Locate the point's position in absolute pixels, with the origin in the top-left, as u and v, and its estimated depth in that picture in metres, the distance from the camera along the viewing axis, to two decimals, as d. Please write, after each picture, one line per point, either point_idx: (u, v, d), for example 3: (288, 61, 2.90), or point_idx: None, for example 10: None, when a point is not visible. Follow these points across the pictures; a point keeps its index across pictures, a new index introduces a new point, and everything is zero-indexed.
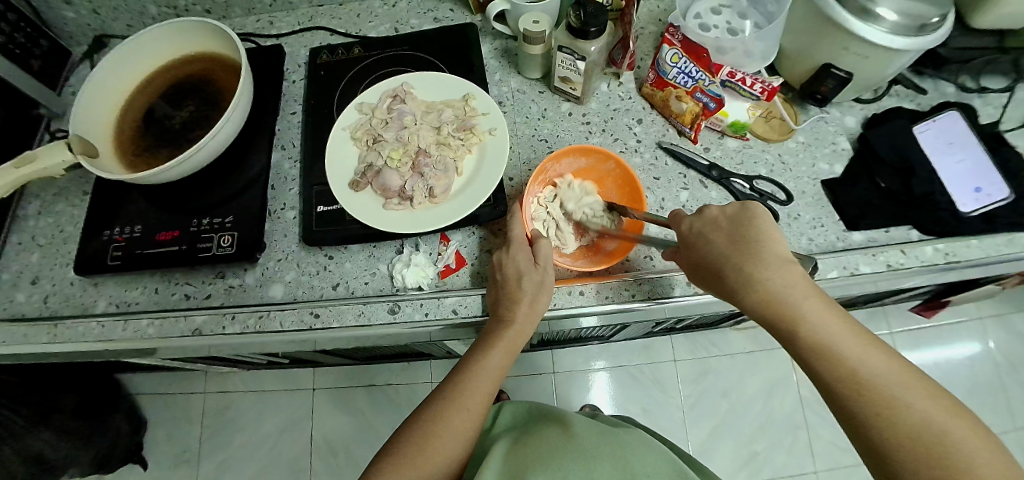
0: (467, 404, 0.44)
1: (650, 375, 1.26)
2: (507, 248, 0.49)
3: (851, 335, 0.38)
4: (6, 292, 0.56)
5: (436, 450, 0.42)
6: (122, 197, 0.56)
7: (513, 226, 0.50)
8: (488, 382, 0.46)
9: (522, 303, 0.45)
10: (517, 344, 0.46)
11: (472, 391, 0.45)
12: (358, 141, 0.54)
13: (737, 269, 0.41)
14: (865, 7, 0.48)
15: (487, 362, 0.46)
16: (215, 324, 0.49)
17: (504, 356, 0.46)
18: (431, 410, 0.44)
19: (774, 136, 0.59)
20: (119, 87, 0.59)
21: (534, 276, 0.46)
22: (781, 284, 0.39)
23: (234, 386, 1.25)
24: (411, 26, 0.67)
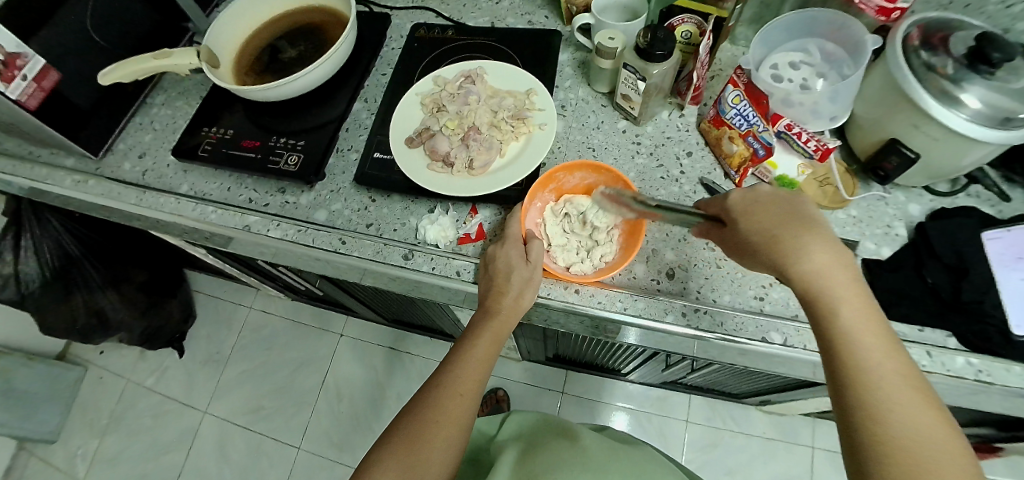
0: (457, 388, 0.48)
1: (658, 429, 1.22)
2: (500, 245, 0.51)
3: (875, 336, 0.35)
4: (120, 159, 0.68)
5: (432, 434, 0.44)
6: (225, 106, 0.66)
7: (512, 223, 0.52)
8: (476, 368, 0.49)
9: (507, 294, 0.49)
10: (502, 332, 0.50)
11: (460, 375, 0.48)
12: (425, 106, 0.60)
13: (778, 241, 0.39)
14: (947, 90, 0.47)
15: (474, 347, 0.50)
16: (264, 225, 0.58)
17: (490, 344, 0.50)
18: (428, 392, 0.48)
19: (824, 201, 0.58)
20: (256, 17, 0.69)
21: (522, 272, 0.49)
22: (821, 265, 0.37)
23: (275, 309, 1.38)
24: (506, 23, 0.72)
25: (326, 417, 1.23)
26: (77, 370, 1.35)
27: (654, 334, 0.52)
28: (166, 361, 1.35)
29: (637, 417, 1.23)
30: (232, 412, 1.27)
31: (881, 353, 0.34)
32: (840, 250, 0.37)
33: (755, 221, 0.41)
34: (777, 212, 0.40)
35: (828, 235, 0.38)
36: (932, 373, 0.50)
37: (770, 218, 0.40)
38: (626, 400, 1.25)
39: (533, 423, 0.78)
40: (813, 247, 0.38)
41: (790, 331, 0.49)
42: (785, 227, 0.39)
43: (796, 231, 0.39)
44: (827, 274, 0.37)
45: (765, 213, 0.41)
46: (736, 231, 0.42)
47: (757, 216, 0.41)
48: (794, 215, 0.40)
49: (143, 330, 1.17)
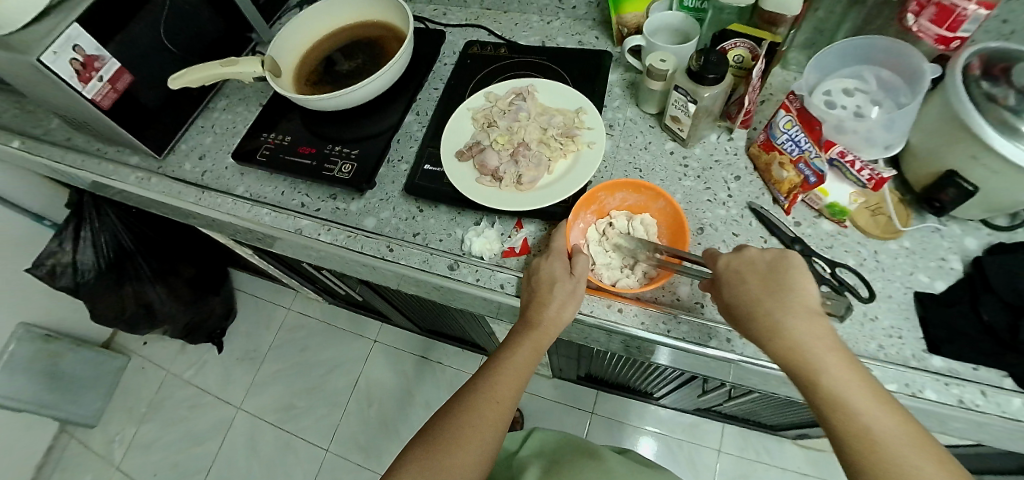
0: (494, 394, 0.48)
1: (688, 456, 1.19)
2: (543, 257, 0.53)
3: (871, 406, 0.34)
4: (181, 159, 0.71)
5: (468, 437, 0.45)
6: (283, 113, 0.69)
7: (557, 238, 0.53)
8: (514, 376, 0.50)
9: (549, 306, 0.49)
10: (542, 343, 0.50)
11: (498, 383, 0.49)
12: (476, 121, 0.62)
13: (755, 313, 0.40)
14: (1007, 120, 0.45)
15: (515, 356, 0.50)
16: (316, 230, 0.60)
17: (530, 353, 0.51)
18: (465, 396, 0.49)
19: (876, 231, 0.57)
20: (316, 30, 0.73)
21: (565, 285, 0.50)
22: (803, 334, 0.37)
23: (315, 312, 1.41)
24: (557, 42, 0.73)
25: (352, 419, 1.24)
26: (121, 359, 1.41)
27: (697, 358, 0.52)
28: (203, 355, 1.40)
29: (665, 441, 1.21)
30: (261, 409, 1.30)
31: (883, 427, 0.33)
32: (818, 315, 0.38)
33: (735, 293, 0.42)
34: (754, 281, 0.42)
35: (805, 299, 0.39)
36: (988, 415, 0.47)
37: (747, 290, 0.41)
38: (656, 424, 1.23)
39: (551, 440, 0.79)
40: (790, 318, 0.38)
41: None
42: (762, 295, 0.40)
43: (773, 300, 0.39)
44: (811, 346, 0.37)
45: (744, 284, 0.42)
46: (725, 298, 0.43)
47: (737, 286, 0.42)
48: (770, 279, 0.41)
49: (184, 323, 1.22)
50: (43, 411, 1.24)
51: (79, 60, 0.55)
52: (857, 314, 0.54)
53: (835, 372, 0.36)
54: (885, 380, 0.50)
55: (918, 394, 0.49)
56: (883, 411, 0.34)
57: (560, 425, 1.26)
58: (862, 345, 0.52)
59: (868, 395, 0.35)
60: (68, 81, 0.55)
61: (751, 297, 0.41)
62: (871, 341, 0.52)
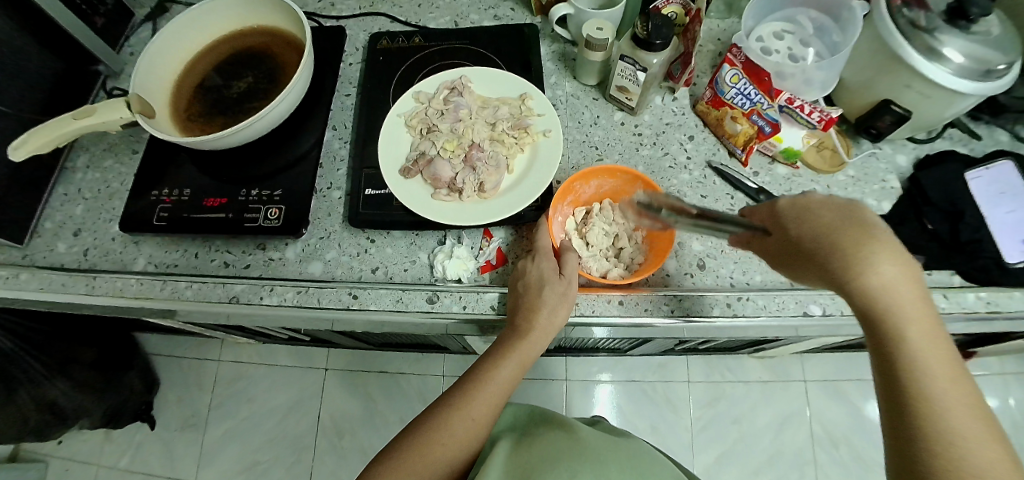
0: (471, 414, 0.44)
1: (663, 395, 1.16)
2: (530, 259, 0.48)
3: (942, 363, 0.30)
4: (48, 240, 0.58)
5: (433, 455, 0.42)
6: (170, 159, 0.57)
7: (540, 236, 0.49)
8: (496, 391, 0.46)
9: (540, 311, 0.45)
10: (528, 356, 0.47)
11: (478, 398, 0.45)
12: (412, 128, 0.54)
13: (833, 250, 0.32)
14: (933, 45, 0.48)
15: (498, 370, 0.46)
16: (254, 293, 0.50)
17: (516, 368, 0.47)
18: (435, 413, 0.45)
19: (824, 167, 0.59)
20: (185, 51, 0.59)
21: (557, 287, 0.46)
22: (888, 278, 0.30)
23: (249, 358, 1.26)
24: (471, 20, 0.66)
25: (329, 457, 1.16)
26: (36, 468, 1.19)
27: (679, 331, 0.51)
28: (137, 437, 1.22)
29: (625, 388, 1.17)
30: (227, 475, 1.17)
31: (945, 384, 0.29)
32: (908, 258, 0.31)
33: (808, 228, 0.34)
34: (839, 214, 0.34)
35: (890, 242, 0.32)
36: (952, 314, 0.52)
37: (828, 222, 0.33)
38: (619, 373, 1.18)
39: (514, 425, 0.54)
40: (881, 258, 0.31)
41: (825, 299, 0.50)
42: (844, 233, 0.32)
43: (859, 240, 0.32)
44: (896, 292, 0.30)
45: (819, 217, 0.34)
46: (785, 235, 0.35)
47: (810, 224, 0.34)
48: (852, 217, 0.33)
49: (104, 412, 1.03)
50: None
51: None
52: None
53: (915, 322, 0.30)
54: None
55: None
56: (949, 369, 0.30)
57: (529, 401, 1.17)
58: None
59: (940, 351, 0.30)
60: None
61: (833, 228, 0.33)
62: None
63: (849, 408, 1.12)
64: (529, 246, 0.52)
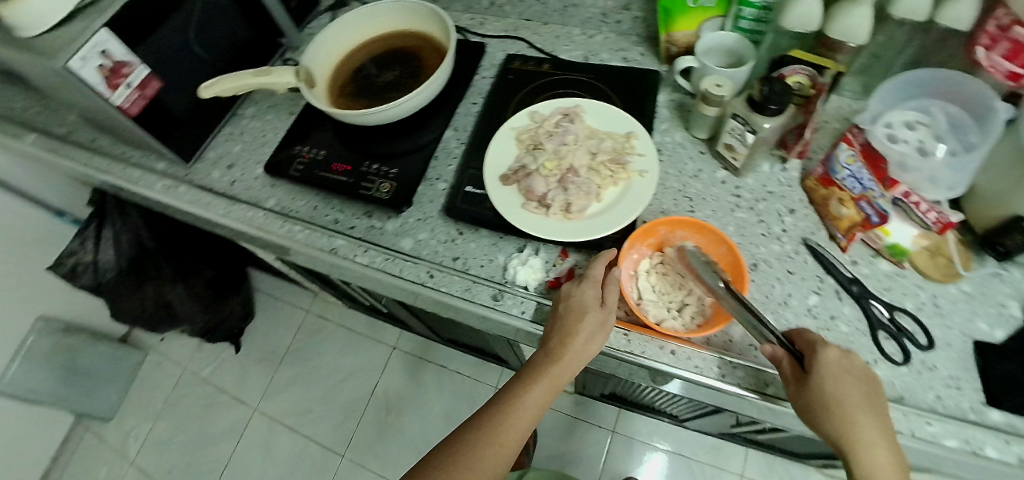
0: (503, 439, 0.45)
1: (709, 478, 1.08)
2: (575, 282, 0.50)
3: None
4: (207, 167, 0.70)
5: (463, 478, 0.43)
6: (316, 124, 0.68)
7: (593, 265, 0.51)
8: (528, 414, 0.47)
9: (576, 337, 0.46)
10: (559, 381, 0.47)
11: (509, 420, 0.46)
12: (520, 142, 0.59)
13: (844, 419, 0.39)
14: None
15: (529, 392, 0.47)
16: (350, 250, 0.58)
17: (545, 391, 0.47)
18: (467, 433, 0.46)
19: (935, 273, 0.55)
20: (352, 39, 0.70)
21: (595, 316, 0.47)
22: (882, 455, 0.38)
23: (333, 316, 1.38)
24: (600, 58, 0.70)
25: (372, 428, 1.22)
26: (138, 354, 1.39)
27: (737, 402, 0.50)
28: (222, 355, 1.38)
29: (676, 462, 1.11)
30: (282, 414, 1.27)
31: None
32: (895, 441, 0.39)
33: (832, 388, 0.40)
34: (861, 383, 0.41)
35: (885, 424, 0.39)
36: None
37: (848, 393, 0.40)
38: (668, 442, 1.13)
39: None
40: (878, 438, 0.38)
41: (896, 414, 0.48)
42: (856, 407, 0.39)
43: (864, 417, 0.39)
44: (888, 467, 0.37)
45: (851, 385, 0.40)
46: (811, 386, 0.41)
47: (848, 389, 0.40)
48: (864, 393, 0.40)
49: (201, 325, 1.19)
50: (60, 404, 1.23)
51: (108, 66, 0.54)
52: (915, 362, 0.51)
53: None
54: (945, 435, 0.46)
55: (977, 451, 0.46)
56: None
57: (567, 436, 1.17)
58: (922, 395, 0.49)
59: None
60: (97, 88, 0.54)
61: (851, 403, 0.39)
62: (927, 392, 0.49)
63: None
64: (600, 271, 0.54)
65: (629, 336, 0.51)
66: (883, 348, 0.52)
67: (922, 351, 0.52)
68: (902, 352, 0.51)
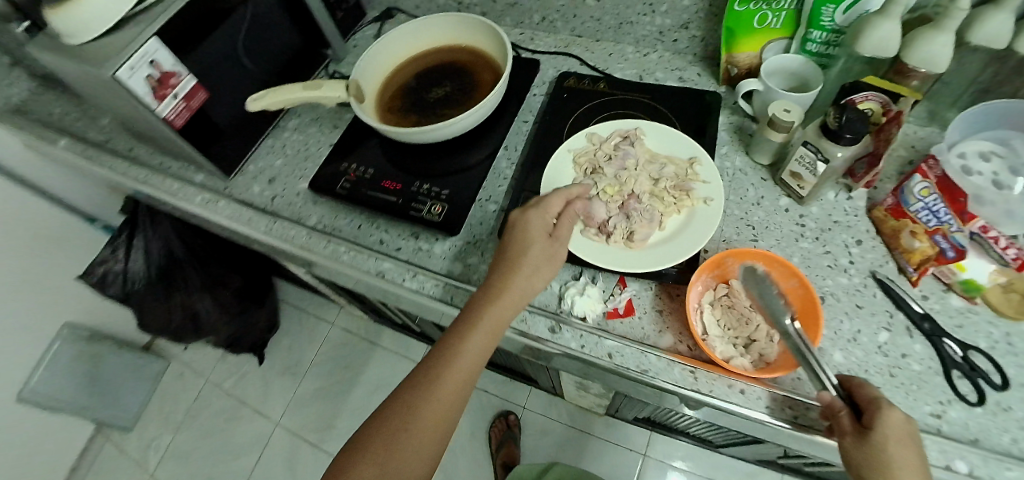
0: (444, 384, 0.41)
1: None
2: (518, 213, 0.48)
3: None
4: (249, 181, 0.69)
5: (405, 443, 0.38)
6: (361, 141, 0.66)
7: (552, 205, 0.49)
8: (472, 360, 0.42)
9: (520, 270, 0.44)
10: (501, 322, 0.43)
11: (452, 371, 0.41)
12: (578, 165, 0.57)
13: (892, 477, 0.35)
14: None
15: (470, 339, 0.42)
16: (399, 274, 0.56)
17: (486, 337, 0.43)
18: (407, 392, 0.41)
19: (1009, 310, 0.51)
20: (402, 52, 0.68)
21: (540, 249, 0.46)
22: None
23: (360, 328, 1.37)
24: (656, 78, 0.69)
25: None
26: (160, 363, 1.38)
27: (800, 441, 0.47)
28: (246, 365, 1.36)
29: None
30: (303, 427, 1.25)
31: None
32: None
33: (885, 442, 0.36)
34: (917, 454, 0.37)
35: None
36: None
37: (905, 455, 0.36)
38: (699, 466, 1.10)
39: None
40: None
41: (976, 459, 0.45)
42: (909, 473, 0.35)
43: None
44: None
45: (911, 451, 0.36)
46: (867, 437, 0.37)
47: (906, 456, 0.36)
48: (920, 464, 0.36)
49: (228, 335, 1.16)
50: (84, 412, 1.23)
51: (156, 76, 0.52)
52: (991, 405, 0.48)
53: None
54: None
55: None
56: None
57: (596, 456, 1.14)
58: (996, 440, 0.46)
59: None
60: (143, 98, 0.52)
61: (906, 465, 0.35)
62: (1004, 434, 0.46)
63: None
64: (672, 303, 0.53)
65: (695, 372, 0.48)
66: (956, 387, 0.49)
67: (996, 390, 0.48)
68: (977, 392, 0.48)
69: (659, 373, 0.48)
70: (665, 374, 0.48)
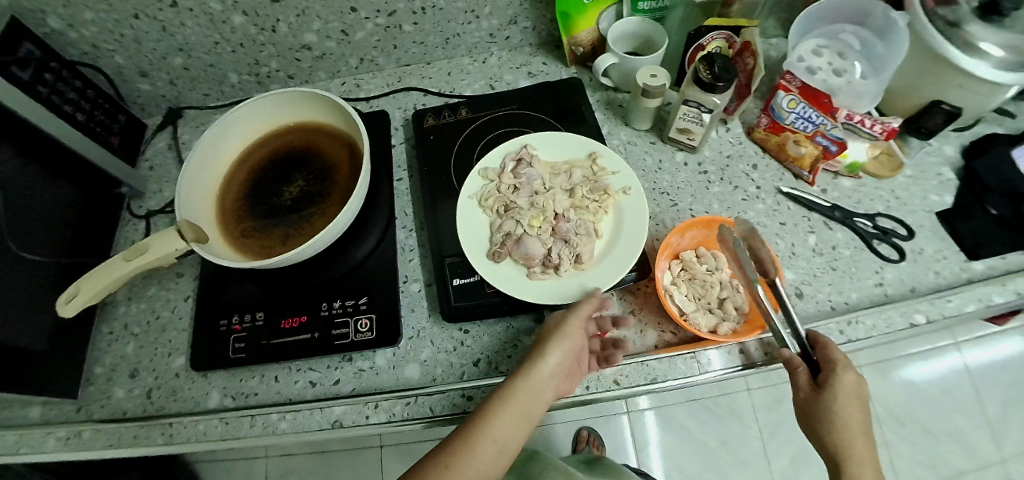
0: (496, 438, 0.40)
1: (727, 408, 1.15)
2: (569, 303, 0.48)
3: None
4: (103, 388, 0.52)
5: None
6: (231, 283, 0.53)
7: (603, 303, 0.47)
8: (507, 432, 0.40)
9: (557, 344, 0.43)
10: (538, 396, 0.41)
11: (486, 441, 0.39)
12: (488, 208, 0.52)
13: (835, 430, 0.40)
14: (969, 42, 0.49)
15: (506, 407, 0.40)
16: (357, 414, 0.46)
17: (521, 409, 0.41)
18: (436, 460, 0.39)
19: (885, 172, 0.60)
20: (223, 159, 0.55)
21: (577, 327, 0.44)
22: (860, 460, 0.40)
23: (296, 449, 1.16)
24: (506, 81, 0.65)
25: None
26: None
27: None
28: None
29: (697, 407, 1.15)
30: None
31: None
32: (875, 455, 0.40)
33: (833, 401, 0.40)
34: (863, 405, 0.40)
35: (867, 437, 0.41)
36: None
37: (849, 410, 0.40)
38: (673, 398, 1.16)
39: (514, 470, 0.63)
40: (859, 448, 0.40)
41: (929, 307, 0.50)
42: (853, 426, 0.40)
43: (855, 432, 0.40)
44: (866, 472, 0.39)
45: (855, 408, 0.40)
46: (818, 395, 0.41)
47: (851, 411, 0.40)
48: (862, 413, 0.40)
49: None
50: None
51: None
52: (908, 253, 0.55)
53: None
54: (965, 302, 0.51)
55: (990, 304, 0.51)
56: None
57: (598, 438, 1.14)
58: (926, 277, 0.54)
59: None
60: None
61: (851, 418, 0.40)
62: (929, 271, 0.54)
63: (905, 383, 1.10)
64: (643, 297, 0.51)
65: (698, 356, 0.46)
66: (881, 253, 0.55)
67: (908, 239, 0.56)
68: (896, 249, 0.55)
69: (665, 375, 0.46)
70: (670, 373, 0.46)
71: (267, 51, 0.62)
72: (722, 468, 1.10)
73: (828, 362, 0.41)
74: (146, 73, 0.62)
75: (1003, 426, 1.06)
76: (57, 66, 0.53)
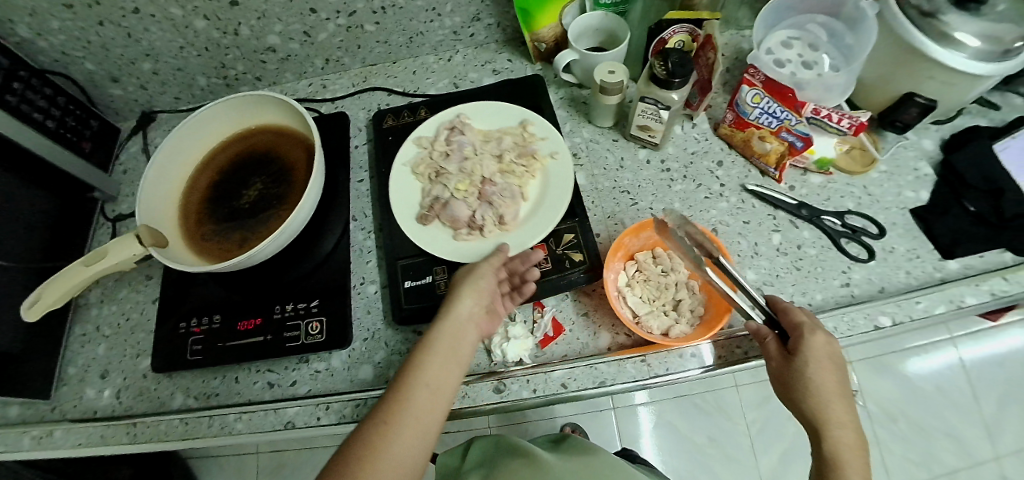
0: (427, 378, 0.39)
1: (716, 405, 1.14)
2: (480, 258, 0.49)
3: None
4: (75, 388, 0.54)
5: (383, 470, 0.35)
6: (192, 285, 0.54)
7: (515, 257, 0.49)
8: (441, 372, 0.40)
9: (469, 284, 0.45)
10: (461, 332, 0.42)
11: (423, 384, 0.39)
12: (421, 175, 0.55)
13: (812, 395, 0.39)
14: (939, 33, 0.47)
15: (433, 348, 0.41)
16: (310, 415, 0.47)
17: (448, 348, 0.41)
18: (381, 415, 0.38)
19: (857, 168, 0.58)
20: (186, 162, 0.56)
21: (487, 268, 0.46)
22: (840, 424, 0.39)
23: (288, 444, 1.19)
24: (471, 79, 0.65)
25: None
26: None
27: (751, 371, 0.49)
28: None
29: (685, 405, 1.14)
30: None
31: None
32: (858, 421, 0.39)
33: (807, 364, 0.40)
34: (839, 369, 0.40)
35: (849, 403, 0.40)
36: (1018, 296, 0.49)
37: (824, 373, 0.39)
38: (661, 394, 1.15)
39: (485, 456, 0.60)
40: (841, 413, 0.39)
41: (893, 309, 0.49)
42: (829, 389, 0.39)
43: (833, 396, 0.39)
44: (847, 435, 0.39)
45: (831, 372, 0.40)
46: (792, 361, 0.41)
47: (826, 374, 0.39)
48: (837, 377, 0.40)
49: None
50: None
51: None
52: (878, 252, 0.54)
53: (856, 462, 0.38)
54: (934, 303, 0.49)
55: (961, 305, 0.49)
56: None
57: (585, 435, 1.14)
58: (896, 277, 0.52)
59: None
60: None
61: (827, 383, 0.39)
62: (900, 271, 0.52)
63: (899, 379, 1.08)
64: (598, 299, 0.51)
65: (645, 359, 0.46)
66: (848, 252, 0.53)
67: (878, 237, 0.54)
68: (865, 248, 0.53)
69: (614, 378, 0.46)
70: (619, 376, 0.46)
71: (231, 54, 0.62)
72: (711, 464, 1.09)
73: (798, 328, 0.41)
74: (116, 78, 0.63)
75: (1000, 422, 1.03)
76: (26, 74, 0.54)
